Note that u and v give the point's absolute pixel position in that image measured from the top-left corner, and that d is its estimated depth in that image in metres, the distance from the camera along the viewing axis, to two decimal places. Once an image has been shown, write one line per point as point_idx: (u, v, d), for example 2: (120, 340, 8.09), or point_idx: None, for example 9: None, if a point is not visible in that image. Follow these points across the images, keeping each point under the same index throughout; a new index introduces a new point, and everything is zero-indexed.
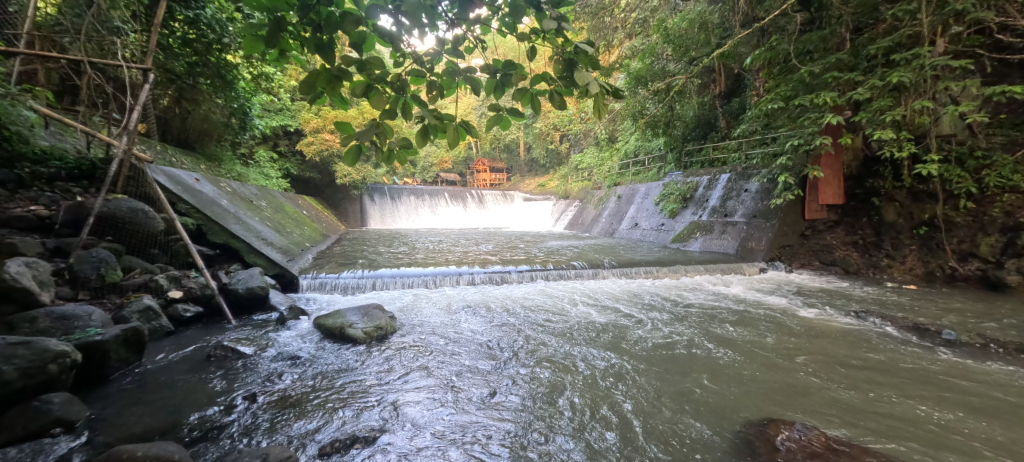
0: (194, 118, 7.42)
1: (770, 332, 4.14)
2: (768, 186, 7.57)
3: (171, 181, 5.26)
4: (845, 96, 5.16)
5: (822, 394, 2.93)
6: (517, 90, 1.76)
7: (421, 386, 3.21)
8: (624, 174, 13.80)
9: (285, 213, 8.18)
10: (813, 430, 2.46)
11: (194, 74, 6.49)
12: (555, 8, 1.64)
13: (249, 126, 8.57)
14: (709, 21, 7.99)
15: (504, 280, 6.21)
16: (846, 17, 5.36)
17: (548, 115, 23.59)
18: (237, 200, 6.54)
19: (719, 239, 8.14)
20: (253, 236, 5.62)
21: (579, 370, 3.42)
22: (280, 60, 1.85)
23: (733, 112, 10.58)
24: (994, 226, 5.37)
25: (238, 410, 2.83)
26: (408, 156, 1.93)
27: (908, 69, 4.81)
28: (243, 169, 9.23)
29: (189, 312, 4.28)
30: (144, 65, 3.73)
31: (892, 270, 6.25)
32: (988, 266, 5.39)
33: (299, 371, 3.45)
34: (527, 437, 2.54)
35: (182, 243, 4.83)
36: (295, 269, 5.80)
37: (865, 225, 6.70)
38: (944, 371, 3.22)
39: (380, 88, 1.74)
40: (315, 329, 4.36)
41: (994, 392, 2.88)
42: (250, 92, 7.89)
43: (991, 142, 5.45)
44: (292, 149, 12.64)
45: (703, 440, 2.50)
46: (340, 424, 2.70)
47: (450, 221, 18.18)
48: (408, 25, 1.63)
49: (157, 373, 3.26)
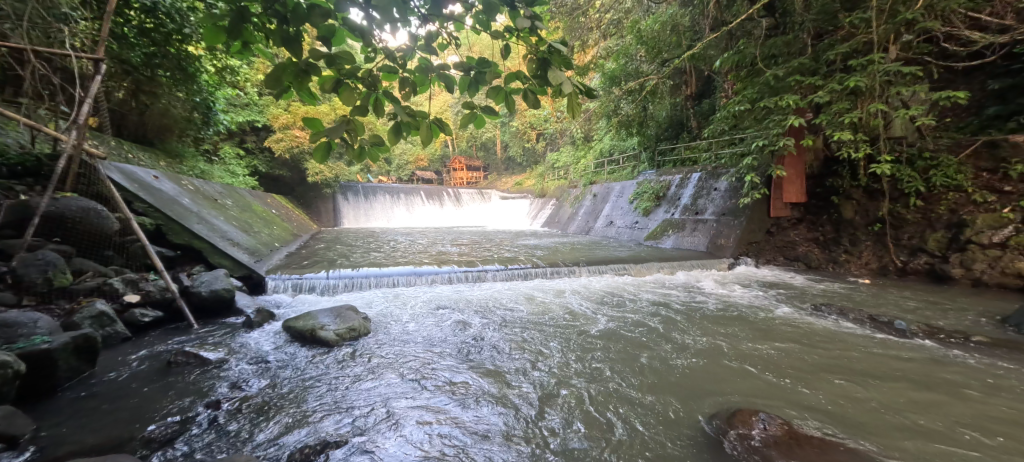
0: (153, 113, 7.04)
1: (739, 329, 4.27)
2: (736, 185, 7.84)
3: (126, 178, 4.96)
4: (807, 99, 5.39)
5: (791, 390, 3.02)
6: (492, 88, 1.73)
7: (396, 390, 3.16)
8: (599, 173, 13.98)
9: (253, 212, 7.89)
10: (776, 418, 2.54)
11: (152, 66, 6.15)
12: (529, 7, 1.63)
13: (213, 121, 8.19)
14: (681, 24, 8.15)
15: (481, 278, 6.19)
16: (808, 23, 5.61)
17: (524, 113, 23.65)
18: (200, 198, 6.26)
19: (690, 237, 8.37)
20: (217, 236, 5.39)
21: (555, 370, 3.45)
22: (244, 53, 1.76)
23: (704, 113, 10.96)
24: (940, 222, 5.71)
25: (200, 418, 2.71)
26: (380, 154, 1.89)
27: (864, 74, 5.06)
28: (207, 166, 8.82)
29: (148, 317, 4.07)
30: (97, 55, 3.43)
31: (849, 264, 6.57)
32: (935, 259, 5.69)
33: (268, 376, 3.33)
34: (502, 440, 2.54)
35: (139, 244, 4.60)
36: (263, 271, 5.59)
37: (825, 222, 7.02)
38: (898, 360, 3.42)
39: (350, 84, 1.69)
40: (284, 332, 4.22)
41: (946, 382, 3.05)
42: (214, 86, 7.57)
43: (938, 144, 5.90)
44: (260, 145, 12.23)
45: (675, 435, 2.56)
46: (311, 431, 2.63)
47: (426, 219, 17.96)
48: (379, 20, 1.59)
49: (115, 382, 3.10)
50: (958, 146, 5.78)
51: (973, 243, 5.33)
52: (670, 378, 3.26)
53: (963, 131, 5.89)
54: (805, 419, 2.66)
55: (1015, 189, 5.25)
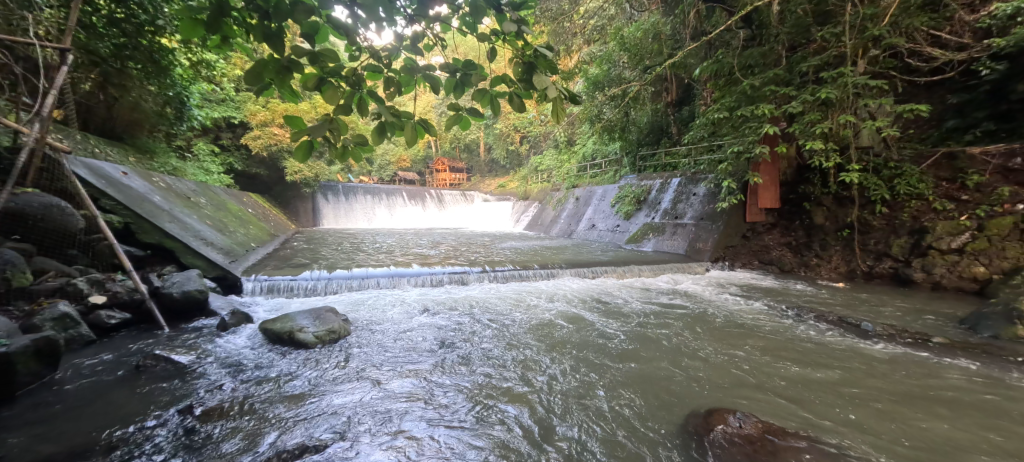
0: (123, 106, 6.77)
1: (716, 332, 4.36)
2: (714, 190, 8.05)
3: (93, 174, 4.76)
4: (781, 109, 5.60)
5: (767, 389, 3.12)
6: (477, 90, 1.73)
7: (377, 393, 3.12)
8: (582, 177, 14.15)
9: (228, 211, 7.65)
10: (751, 417, 2.61)
11: (123, 58, 5.89)
12: (516, 10, 1.64)
13: (187, 116, 7.94)
14: (663, 32, 7.94)
15: (463, 281, 6.16)
16: (782, 36, 5.85)
17: (508, 116, 23.76)
18: (172, 196, 6.04)
19: (670, 240, 8.55)
20: (190, 236, 5.21)
21: (537, 371, 3.48)
22: (223, 47, 1.72)
23: (684, 120, 11.26)
24: (904, 228, 5.99)
25: (171, 424, 2.61)
26: (364, 153, 1.87)
27: (835, 86, 5.29)
28: (179, 162, 8.53)
29: (115, 319, 3.91)
30: (62, 45, 3.25)
31: (820, 268, 6.75)
32: (898, 264, 5.94)
33: (243, 380, 3.24)
34: (485, 442, 2.54)
35: (106, 243, 4.41)
36: (238, 272, 5.42)
37: (798, 227, 7.26)
38: (865, 360, 3.57)
39: (334, 82, 1.67)
40: (260, 335, 4.11)
41: (909, 380, 3.20)
42: (188, 80, 7.31)
43: (902, 154, 6.27)
44: (236, 142, 11.89)
45: (655, 438, 2.59)
46: (289, 435, 2.57)
47: (407, 220, 17.77)
48: (365, 19, 1.58)
49: (80, 387, 2.96)
50: (919, 157, 6.14)
51: (933, 249, 5.61)
52: (650, 380, 3.31)
53: (925, 142, 6.34)
54: (781, 418, 2.75)
55: (972, 198, 5.59)
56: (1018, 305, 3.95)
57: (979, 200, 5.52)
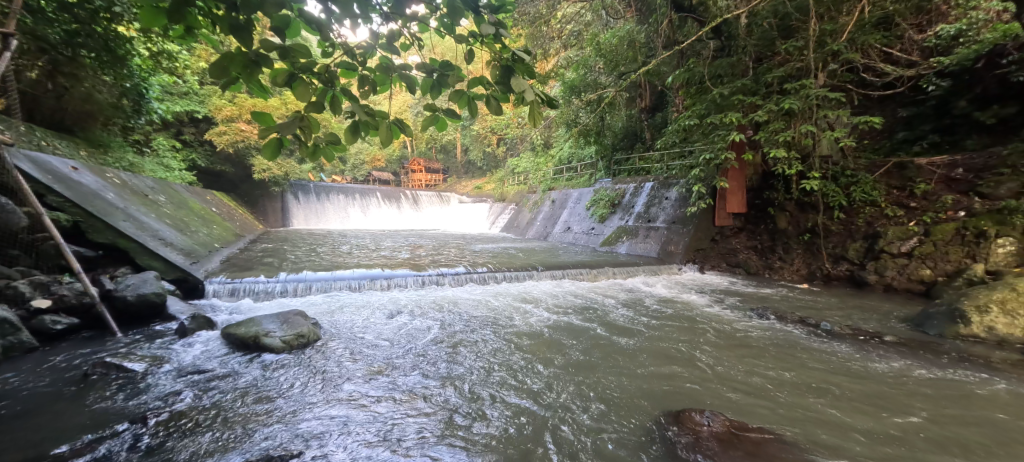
0: (74, 97, 6.35)
1: (685, 332, 4.50)
2: (685, 195, 8.29)
3: (40, 168, 4.45)
4: (748, 118, 5.83)
5: (736, 389, 3.21)
6: (454, 91, 1.69)
7: (346, 401, 3.01)
8: (558, 180, 14.25)
9: (190, 210, 7.29)
10: (719, 415, 2.72)
11: (74, 45, 5.53)
12: (494, 13, 1.63)
13: (145, 109, 7.63)
14: (637, 40, 8.27)
15: (438, 282, 6.09)
16: (750, 48, 6.17)
17: (486, 117, 23.74)
18: (128, 193, 5.71)
19: (643, 243, 8.75)
20: (147, 235, 4.94)
21: (509, 374, 3.49)
22: (187, 39, 1.62)
23: (657, 126, 11.63)
24: (859, 233, 6.33)
25: (121, 437, 2.45)
26: (336, 153, 1.81)
27: (798, 97, 5.56)
28: (137, 158, 8.09)
29: (62, 324, 3.67)
30: (6, 30, 2.97)
31: (783, 271, 7.06)
32: (854, 267, 6.27)
33: (203, 388, 3.09)
34: (457, 446, 2.51)
35: (51, 243, 4.12)
36: (200, 274, 5.17)
37: (763, 231, 7.55)
38: (824, 358, 3.75)
39: (305, 79, 1.60)
40: (223, 340, 3.93)
41: (865, 376, 3.39)
42: (148, 71, 6.98)
43: (858, 164, 6.65)
44: (199, 138, 11.37)
45: (627, 436, 2.63)
46: (251, 445, 2.46)
47: (381, 221, 17.42)
48: (339, 14, 1.53)
49: (19, 401, 2.74)
50: (873, 166, 6.53)
51: (885, 252, 5.96)
52: (623, 381, 3.36)
53: (878, 152, 6.78)
54: (751, 417, 2.82)
55: (919, 205, 5.97)
56: (960, 305, 4.25)
57: (926, 208, 5.90)
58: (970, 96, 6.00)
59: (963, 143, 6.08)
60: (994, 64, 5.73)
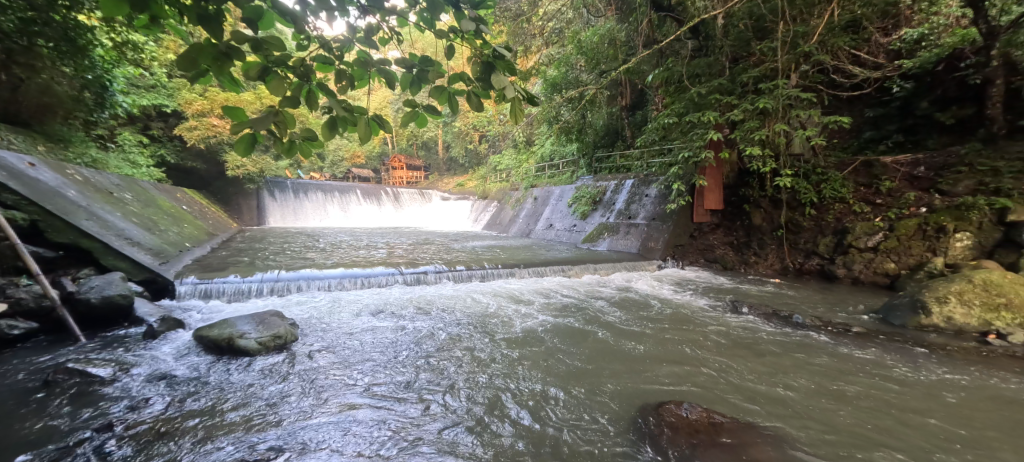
0: (30, 88, 6.02)
1: (665, 329, 4.59)
2: (664, 192, 8.44)
3: None
4: (725, 116, 5.96)
5: (713, 384, 3.29)
6: (435, 87, 1.67)
7: (325, 405, 2.96)
8: (540, 177, 14.31)
9: (158, 207, 7.01)
10: (697, 407, 2.79)
11: (30, 34, 5.22)
12: (474, 9, 1.61)
13: (109, 102, 7.30)
14: (617, 38, 8.37)
15: (421, 280, 6.06)
16: (726, 48, 6.32)
17: (467, 114, 23.64)
18: (91, 190, 5.45)
19: (624, 239, 8.88)
20: (112, 234, 4.72)
21: (491, 375, 3.49)
22: (152, 28, 1.54)
23: (636, 124, 11.80)
24: (829, 229, 6.56)
25: (85, 446, 2.35)
26: (313, 149, 1.76)
27: (772, 97, 5.71)
28: (101, 154, 7.75)
29: (19, 329, 3.50)
30: None
31: (757, 265, 7.27)
32: (824, 262, 6.49)
33: (174, 394, 2.98)
34: (437, 450, 2.50)
35: (7, 244, 3.70)
36: (170, 275, 4.98)
37: (739, 227, 7.69)
38: (796, 352, 3.89)
39: (279, 73, 1.55)
40: (195, 343, 3.79)
41: (834, 368, 3.54)
42: (110, 62, 6.67)
43: (828, 162, 6.88)
44: (168, 133, 10.97)
45: (607, 433, 2.67)
46: (225, 452, 2.40)
47: (361, 219, 17.15)
48: (314, 6, 1.48)
49: None
50: (842, 164, 6.78)
51: (852, 247, 6.16)
52: (605, 379, 3.41)
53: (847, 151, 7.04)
54: (727, 411, 2.89)
55: (884, 202, 6.23)
56: (921, 296, 4.46)
57: (890, 204, 6.16)
58: (931, 97, 6.38)
59: (925, 143, 6.41)
60: (953, 67, 6.19)
